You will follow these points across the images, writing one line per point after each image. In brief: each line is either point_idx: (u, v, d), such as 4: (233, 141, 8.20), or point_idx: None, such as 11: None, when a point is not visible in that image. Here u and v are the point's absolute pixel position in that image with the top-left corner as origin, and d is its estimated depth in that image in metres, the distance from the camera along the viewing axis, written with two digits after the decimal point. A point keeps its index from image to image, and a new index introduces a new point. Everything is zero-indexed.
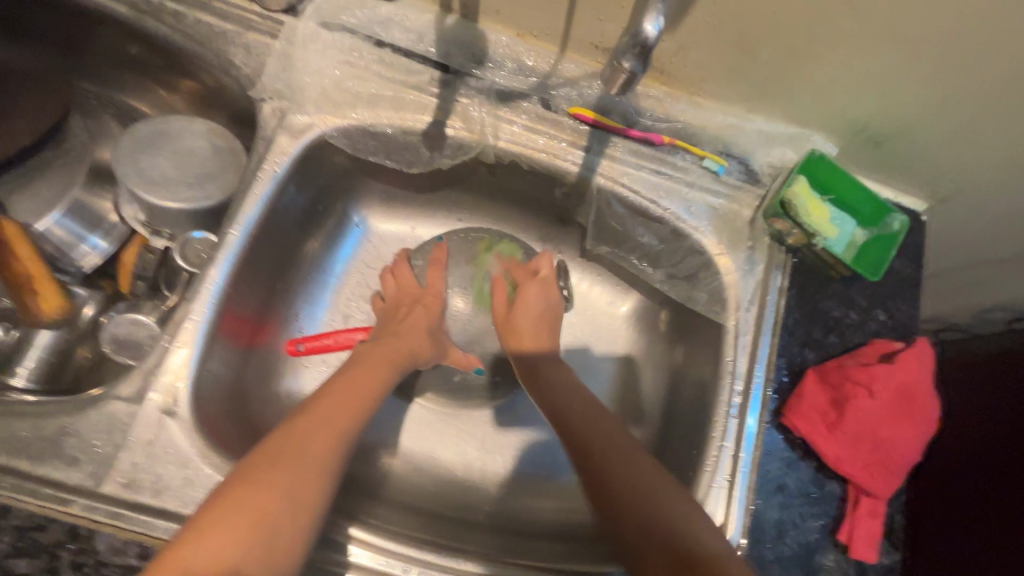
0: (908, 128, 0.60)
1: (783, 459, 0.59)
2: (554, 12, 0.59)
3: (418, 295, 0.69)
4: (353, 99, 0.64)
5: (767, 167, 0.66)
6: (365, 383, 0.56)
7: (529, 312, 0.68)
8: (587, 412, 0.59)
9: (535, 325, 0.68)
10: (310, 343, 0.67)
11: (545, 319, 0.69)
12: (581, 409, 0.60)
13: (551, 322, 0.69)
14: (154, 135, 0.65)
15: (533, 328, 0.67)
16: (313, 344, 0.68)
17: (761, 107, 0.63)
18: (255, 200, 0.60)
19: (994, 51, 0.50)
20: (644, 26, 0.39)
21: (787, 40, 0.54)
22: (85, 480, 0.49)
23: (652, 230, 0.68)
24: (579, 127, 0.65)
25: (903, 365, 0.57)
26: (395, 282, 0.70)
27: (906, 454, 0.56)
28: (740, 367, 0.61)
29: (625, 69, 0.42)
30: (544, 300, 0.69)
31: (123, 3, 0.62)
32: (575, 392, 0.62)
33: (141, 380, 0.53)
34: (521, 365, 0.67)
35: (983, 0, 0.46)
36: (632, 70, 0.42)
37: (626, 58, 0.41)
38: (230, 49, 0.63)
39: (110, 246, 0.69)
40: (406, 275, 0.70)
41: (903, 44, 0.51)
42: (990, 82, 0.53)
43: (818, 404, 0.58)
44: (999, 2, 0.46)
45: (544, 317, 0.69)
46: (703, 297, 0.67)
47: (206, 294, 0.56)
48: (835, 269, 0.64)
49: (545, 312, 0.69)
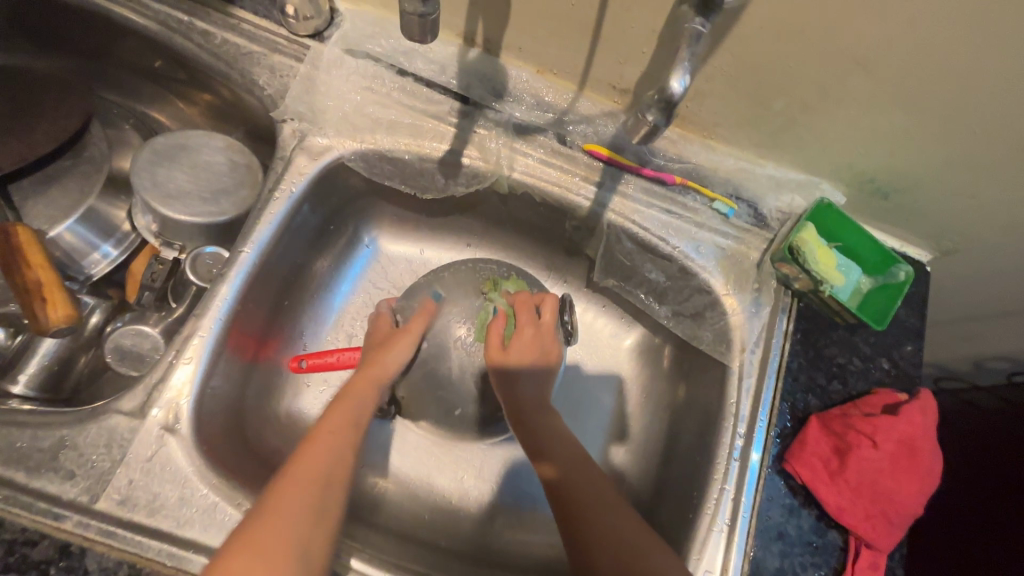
0: (916, 182, 0.61)
1: (785, 505, 0.58)
2: (574, 53, 0.60)
3: (390, 331, 0.64)
4: (372, 125, 0.65)
5: (776, 212, 0.67)
6: (343, 414, 0.54)
7: (528, 352, 0.62)
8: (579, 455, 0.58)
9: (527, 368, 0.61)
10: (313, 360, 0.64)
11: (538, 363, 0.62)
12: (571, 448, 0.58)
13: (546, 365, 0.63)
14: (174, 148, 0.66)
15: (520, 374, 0.61)
16: (316, 362, 0.64)
17: (772, 153, 0.64)
18: (269, 220, 0.61)
19: (998, 116, 0.51)
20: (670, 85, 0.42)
21: (801, 93, 0.56)
22: (78, 496, 0.48)
23: (661, 266, 0.68)
24: (593, 162, 0.66)
25: (909, 418, 0.57)
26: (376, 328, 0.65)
27: (910, 508, 0.56)
28: (744, 410, 0.62)
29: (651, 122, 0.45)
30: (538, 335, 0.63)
31: (153, 20, 0.63)
32: (571, 441, 0.59)
33: (144, 394, 0.53)
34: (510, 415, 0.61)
35: (988, 70, 0.48)
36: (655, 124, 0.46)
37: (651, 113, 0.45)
38: (256, 70, 0.64)
39: (121, 254, 0.69)
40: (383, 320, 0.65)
41: (912, 103, 0.53)
42: (997, 143, 0.54)
43: (821, 451, 0.57)
44: (1002, 72, 0.48)
45: (537, 365, 0.62)
46: (708, 336, 0.67)
47: (215, 310, 0.57)
48: (840, 315, 0.64)
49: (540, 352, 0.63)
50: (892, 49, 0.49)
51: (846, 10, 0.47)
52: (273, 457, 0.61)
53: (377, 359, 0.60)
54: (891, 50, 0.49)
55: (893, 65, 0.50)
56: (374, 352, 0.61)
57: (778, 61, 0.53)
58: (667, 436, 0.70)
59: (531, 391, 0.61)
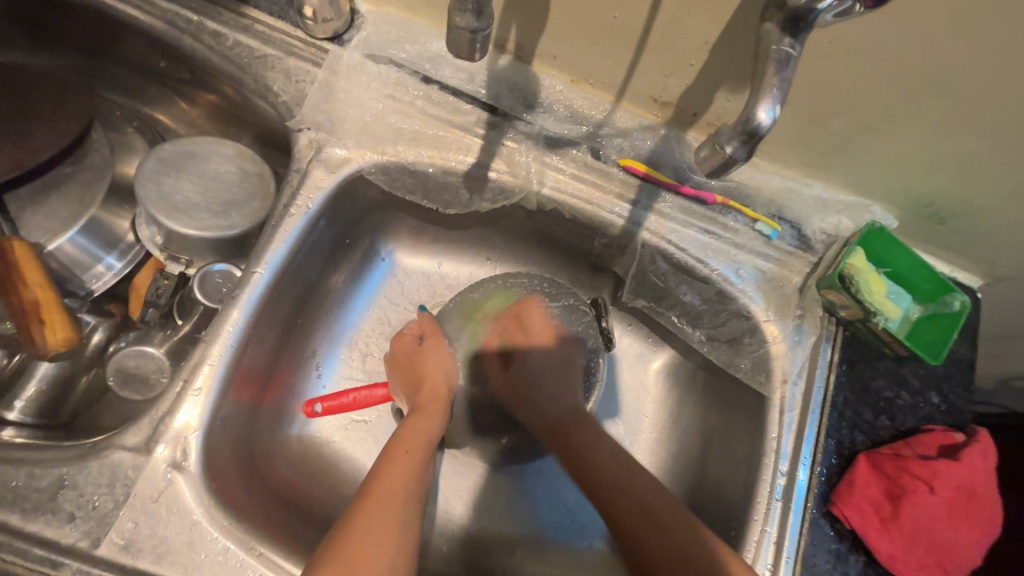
0: (977, 206, 0.57)
1: (831, 551, 0.55)
2: (615, 62, 0.57)
3: (416, 351, 0.61)
4: (394, 135, 0.61)
5: (820, 234, 0.64)
6: (398, 477, 0.50)
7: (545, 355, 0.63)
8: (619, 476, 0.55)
9: (543, 374, 0.62)
10: (327, 403, 0.59)
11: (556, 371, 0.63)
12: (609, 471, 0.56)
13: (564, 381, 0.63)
14: (181, 157, 0.62)
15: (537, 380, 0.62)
16: (331, 406, 0.60)
17: (821, 173, 0.61)
18: (284, 238, 0.57)
19: None
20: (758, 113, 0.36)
21: (859, 111, 0.52)
22: (78, 541, 0.45)
23: (696, 289, 0.64)
24: (628, 178, 0.62)
25: (970, 462, 0.54)
26: (394, 345, 0.62)
27: (963, 559, 0.53)
28: (786, 446, 0.58)
29: (725, 153, 0.38)
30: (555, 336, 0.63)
31: (161, 19, 0.59)
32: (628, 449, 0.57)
33: (149, 429, 0.49)
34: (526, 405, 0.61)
35: None
36: (734, 157, 0.38)
37: (731, 143, 0.38)
38: (270, 75, 0.60)
39: (126, 267, 0.65)
40: (400, 341, 0.62)
41: (991, 126, 0.49)
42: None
43: (871, 495, 0.54)
44: None
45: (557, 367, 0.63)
46: (746, 364, 0.63)
47: (226, 336, 0.53)
48: (890, 347, 0.60)
49: (555, 362, 0.63)
50: (973, 70, 0.46)
51: (927, 28, 0.44)
52: (287, 490, 0.58)
53: (422, 411, 0.57)
54: (968, 70, 0.46)
55: (971, 87, 0.47)
56: (418, 402, 0.58)
57: (843, 78, 0.50)
58: (696, 469, 0.66)
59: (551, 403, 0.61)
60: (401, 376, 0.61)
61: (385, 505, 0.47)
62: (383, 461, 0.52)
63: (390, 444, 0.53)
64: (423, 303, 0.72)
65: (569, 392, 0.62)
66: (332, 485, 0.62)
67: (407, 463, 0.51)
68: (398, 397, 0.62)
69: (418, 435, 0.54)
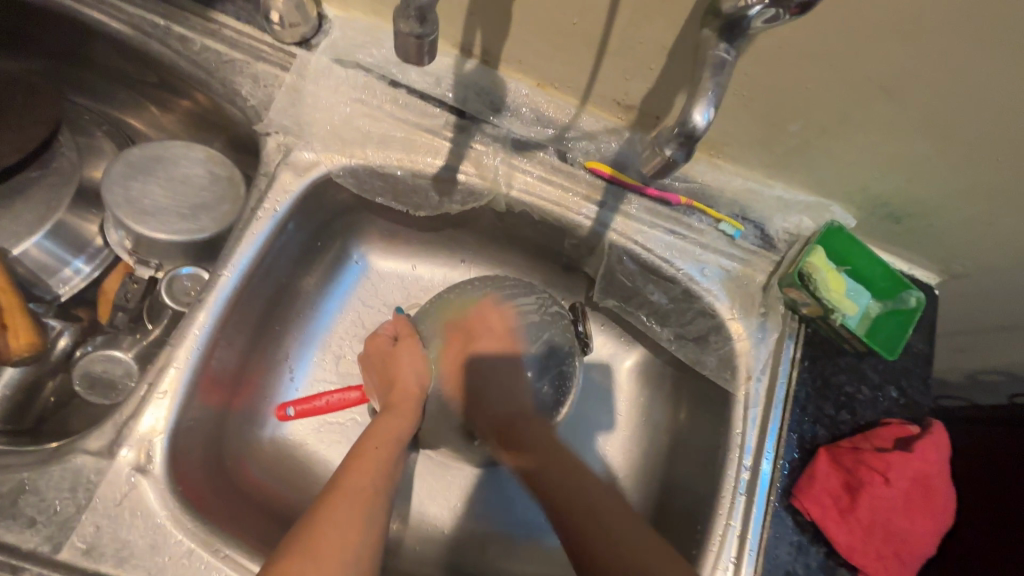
0: (928, 208, 0.60)
1: (793, 543, 0.56)
2: (577, 67, 0.58)
3: (390, 353, 0.61)
4: (362, 139, 0.61)
5: (783, 233, 0.65)
6: (366, 473, 0.50)
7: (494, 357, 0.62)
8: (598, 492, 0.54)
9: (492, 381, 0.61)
10: (300, 407, 0.61)
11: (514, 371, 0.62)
12: (582, 489, 0.54)
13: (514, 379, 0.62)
14: (149, 161, 0.62)
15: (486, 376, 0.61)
16: (304, 408, 0.61)
17: (781, 175, 0.63)
18: (250, 241, 0.57)
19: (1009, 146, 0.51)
20: (692, 116, 0.39)
21: (813, 114, 0.54)
22: (40, 546, 0.45)
23: (663, 288, 0.65)
24: (594, 180, 0.63)
25: (922, 453, 0.56)
26: (369, 346, 0.63)
27: (917, 547, 0.55)
28: (750, 440, 0.59)
29: (666, 154, 0.42)
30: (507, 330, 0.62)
31: (127, 24, 0.59)
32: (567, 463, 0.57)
33: (113, 433, 0.49)
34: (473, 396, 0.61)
35: (1004, 96, 0.47)
36: (672, 157, 0.42)
37: (669, 146, 0.41)
38: (238, 79, 0.60)
39: (95, 270, 0.65)
40: (375, 339, 0.63)
41: (936, 127, 0.51)
42: (1011, 171, 0.53)
43: (830, 487, 0.56)
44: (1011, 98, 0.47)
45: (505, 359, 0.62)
46: (712, 361, 0.64)
47: (193, 337, 0.53)
48: (848, 343, 0.62)
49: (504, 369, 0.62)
50: (912, 74, 0.48)
51: (864, 34, 0.46)
52: (256, 491, 0.58)
53: (393, 410, 0.57)
54: (910, 72, 0.48)
55: (914, 89, 0.49)
56: (390, 401, 0.58)
57: (794, 81, 0.52)
58: (666, 467, 0.67)
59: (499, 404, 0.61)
60: (377, 375, 0.62)
61: (352, 499, 0.48)
62: (353, 458, 0.52)
63: (360, 442, 0.54)
64: (397, 305, 0.73)
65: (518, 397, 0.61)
66: (304, 487, 0.63)
67: (375, 459, 0.52)
68: (372, 397, 0.63)
69: (388, 434, 0.54)
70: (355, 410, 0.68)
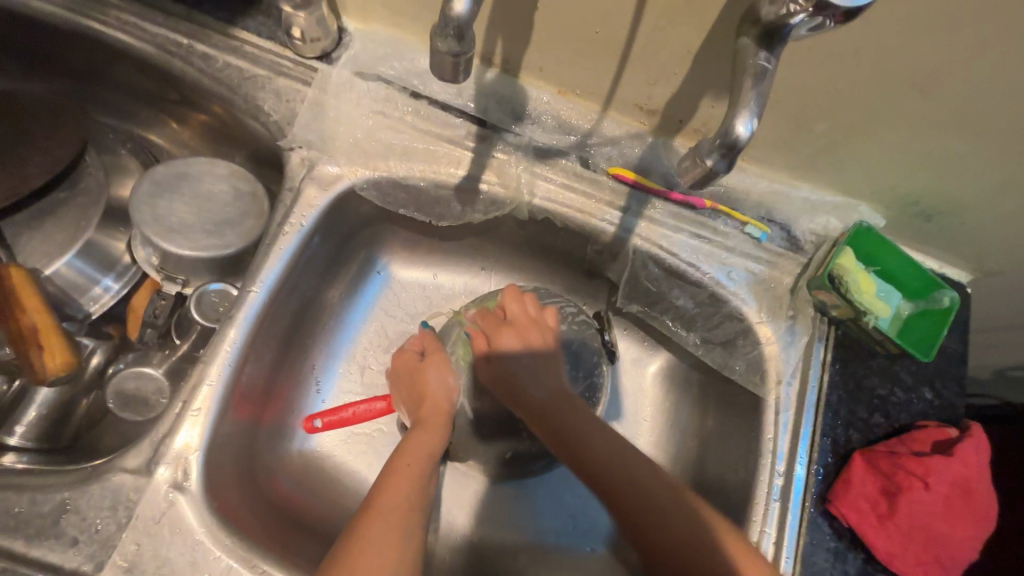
0: (960, 207, 0.59)
1: (830, 550, 0.56)
2: (600, 73, 0.58)
3: (417, 368, 0.61)
4: (385, 151, 0.61)
5: (810, 235, 0.64)
6: (400, 489, 0.50)
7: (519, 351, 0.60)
8: (664, 503, 0.51)
9: (525, 372, 0.59)
10: (327, 418, 0.62)
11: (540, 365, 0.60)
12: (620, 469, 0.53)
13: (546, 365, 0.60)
14: (175, 178, 0.62)
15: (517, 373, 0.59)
16: (330, 419, 0.62)
17: (807, 176, 0.62)
18: (277, 256, 0.57)
19: None
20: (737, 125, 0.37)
21: (843, 115, 0.54)
22: (83, 564, 0.46)
23: (689, 292, 0.65)
24: (618, 186, 0.62)
25: (962, 457, 0.55)
26: (395, 362, 0.63)
27: (960, 553, 0.54)
28: (782, 445, 0.59)
29: (706, 165, 0.39)
30: (531, 327, 0.61)
31: (151, 44, 0.60)
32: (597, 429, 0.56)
33: (149, 450, 0.50)
34: (509, 392, 0.59)
35: None
36: (714, 168, 0.39)
37: (711, 156, 0.39)
38: (261, 95, 0.60)
39: (123, 288, 0.66)
40: (400, 358, 0.63)
41: (972, 125, 0.50)
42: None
43: (868, 492, 0.55)
44: None
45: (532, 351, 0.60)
46: (741, 366, 0.63)
47: (223, 355, 0.53)
48: (881, 345, 0.61)
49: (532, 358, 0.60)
50: (950, 72, 0.47)
51: (900, 32, 0.45)
52: (288, 505, 0.59)
53: (424, 426, 0.57)
54: (949, 70, 0.47)
55: (951, 89, 0.48)
56: (420, 416, 0.58)
57: (822, 82, 0.51)
58: (695, 472, 0.66)
59: (535, 389, 0.58)
60: (405, 390, 0.62)
61: (389, 516, 0.48)
62: (386, 476, 0.52)
63: (392, 458, 0.54)
64: (420, 314, 0.73)
65: (555, 376, 0.60)
66: (335, 498, 0.63)
67: (410, 474, 0.52)
68: (400, 409, 0.63)
69: (420, 450, 0.54)
70: (380, 419, 0.68)
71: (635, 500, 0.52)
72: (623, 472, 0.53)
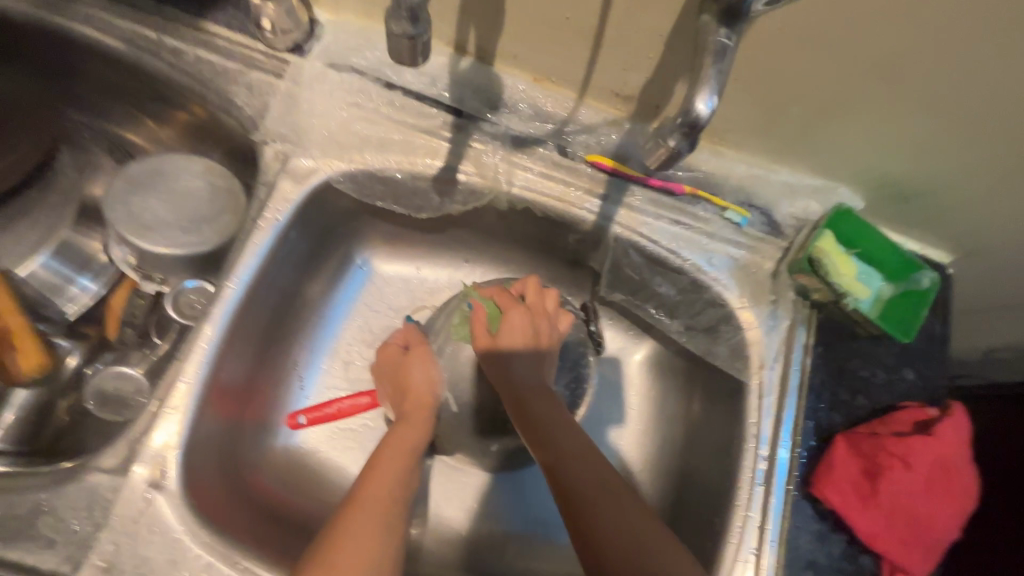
0: (938, 188, 0.59)
1: (814, 532, 0.56)
2: (574, 60, 0.57)
3: (401, 361, 0.61)
4: (359, 143, 0.61)
5: (791, 219, 0.64)
6: (382, 482, 0.50)
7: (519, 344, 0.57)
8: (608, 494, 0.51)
9: (519, 360, 0.57)
10: (312, 414, 0.63)
11: (536, 350, 0.58)
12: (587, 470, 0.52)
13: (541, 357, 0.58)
14: (148, 176, 0.61)
15: (516, 356, 0.57)
16: (314, 416, 0.63)
17: (786, 159, 0.62)
18: (253, 251, 0.57)
19: (1016, 120, 0.49)
20: (695, 106, 0.39)
21: (818, 97, 0.53)
22: (59, 565, 0.46)
23: (671, 280, 0.64)
24: (596, 174, 0.62)
25: (943, 437, 0.55)
26: (382, 355, 0.63)
27: (942, 531, 0.54)
28: (765, 430, 0.59)
29: (670, 146, 0.42)
30: (537, 318, 0.59)
31: (119, 39, 0.59)
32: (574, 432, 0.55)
33: (125, 450, 0.49)
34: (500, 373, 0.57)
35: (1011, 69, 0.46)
36: (677, 148, 0.41)
37: (674, 137, 0.41)
38: (232, 88, 0.60)
39: (100, 288, 0.66)
40: (386, 347, 0.63)
41: (937, 106, 0.50)
42: (1016, 150, 0.52)
43: (850, 474, 0.55)
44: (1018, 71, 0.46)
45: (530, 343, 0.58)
46: (724, 351, 0.63)
47: (200, 353, 0.53)
48: (862, 326, 0.61)
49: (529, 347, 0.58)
50: (919, 51, 0.47)
51: (870, 11, 0.45)
52: (272, 502, 0.58)
53: (407, 419, 0.57)
54: (917, 49, 0.46)
55: (922, 66, 0.48)
56: (404, 410, 0.58)
57: (795, 65, 0.51)
58: (682, 459, 0.66)
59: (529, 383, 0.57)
60: (388, 385, 0.62)
61: (370, 508, 0.48)
62: (368, 469, 0.52)
63: (375, 451, 0.54)
64: (404, 308, 0.72)
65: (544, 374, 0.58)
66: (320, 494, 0.63)
67: (392, 466, 0.52)
68: (385, 404, 0.63)
69: (403, 442, 0.54)
70: (366, 415, 0.67)
71: (587, 497, 0.51)
72: (580, 467, 0.52)
